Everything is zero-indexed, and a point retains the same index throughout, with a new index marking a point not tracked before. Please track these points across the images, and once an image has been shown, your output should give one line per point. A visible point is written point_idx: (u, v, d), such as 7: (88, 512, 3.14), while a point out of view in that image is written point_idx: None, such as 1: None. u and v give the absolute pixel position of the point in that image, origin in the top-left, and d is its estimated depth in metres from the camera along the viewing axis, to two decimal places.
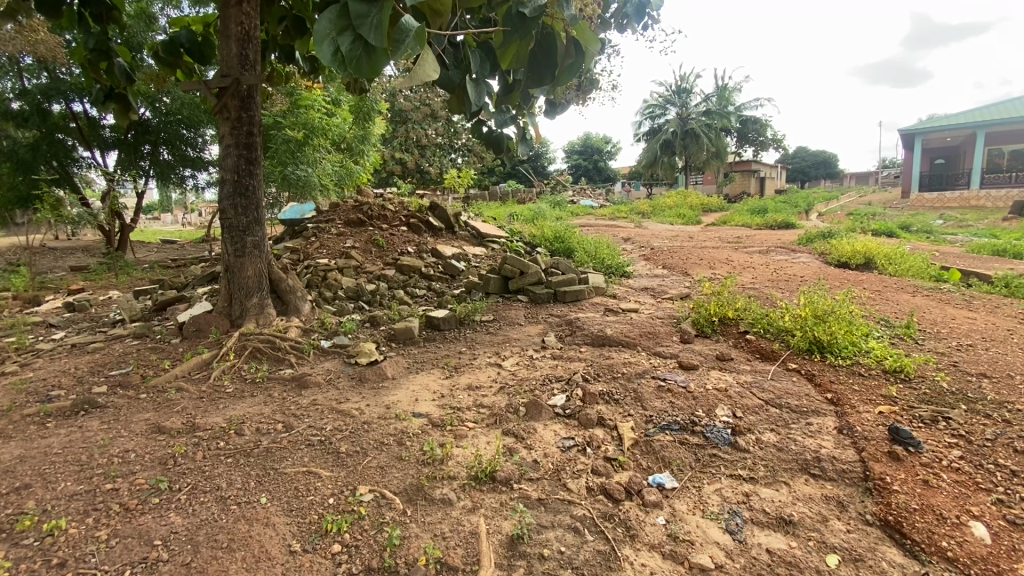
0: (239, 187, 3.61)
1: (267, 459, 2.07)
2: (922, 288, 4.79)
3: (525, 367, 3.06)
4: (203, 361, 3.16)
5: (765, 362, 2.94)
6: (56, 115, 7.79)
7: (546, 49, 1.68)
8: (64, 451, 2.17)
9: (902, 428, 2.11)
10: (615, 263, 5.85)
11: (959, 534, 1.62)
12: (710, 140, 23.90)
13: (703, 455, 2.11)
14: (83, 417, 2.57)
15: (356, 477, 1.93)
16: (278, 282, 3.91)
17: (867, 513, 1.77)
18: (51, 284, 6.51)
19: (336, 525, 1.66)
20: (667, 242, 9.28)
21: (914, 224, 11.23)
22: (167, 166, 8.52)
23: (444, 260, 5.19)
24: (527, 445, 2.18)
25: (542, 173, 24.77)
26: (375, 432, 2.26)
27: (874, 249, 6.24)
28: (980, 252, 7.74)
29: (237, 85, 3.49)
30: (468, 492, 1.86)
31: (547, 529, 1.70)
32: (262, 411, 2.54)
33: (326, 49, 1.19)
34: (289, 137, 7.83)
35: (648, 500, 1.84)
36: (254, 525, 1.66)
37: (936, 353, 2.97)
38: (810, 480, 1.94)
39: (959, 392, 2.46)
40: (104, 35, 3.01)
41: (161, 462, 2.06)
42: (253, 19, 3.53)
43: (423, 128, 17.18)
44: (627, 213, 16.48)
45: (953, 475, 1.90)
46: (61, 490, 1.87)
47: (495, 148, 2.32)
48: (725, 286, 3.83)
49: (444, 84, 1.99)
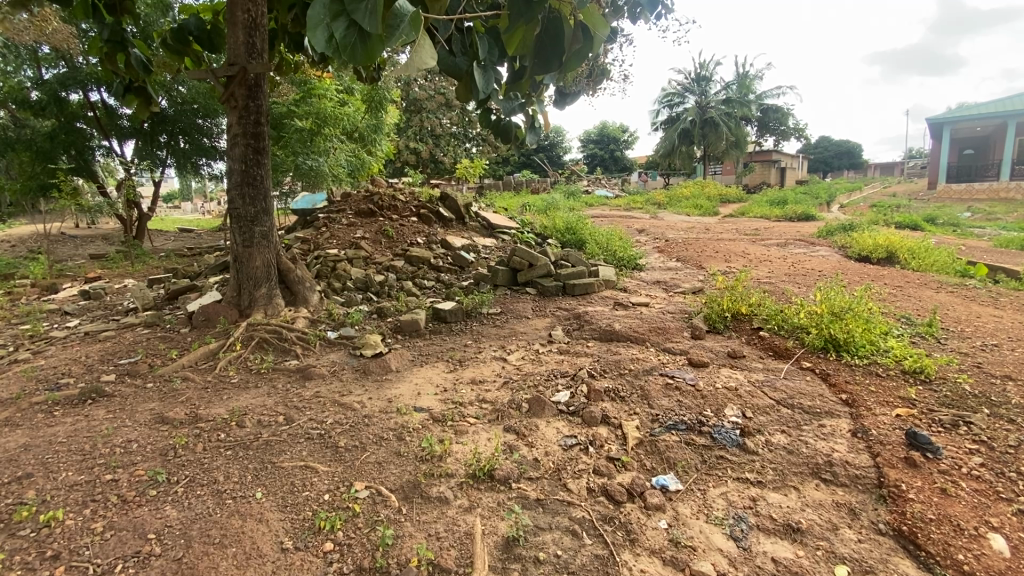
0: (247, 177, 3.59)
1: (266, 453, 2.05)
2: (946, 284, 4.61)
3: (531, 362, 3.02)
4: (210, 351, 3.17)
5: (778, 360, 2.85)
6: (73, 104, 7.88)
7: (553, 34, 1.59)
8: (68, 439, 2.20)
9: (920, 433, 2.02)
10: (627, 255, 5.75)
11: (977, 546, 1.53)
12: (730, 130, 23.35)
13: (710, 456, 2.04)
14: (89, 406, 2.60)
15: (353, 473, 1.90)
16: (287, 273, 3.92)
17: (880, 522, 1.69)
18: (69, 272, 6.65)
19: (329, 522, 1.65)
20: (683, 234, 9.13)
21: (940, 217, 10.83)
22: (182, 154, 8.56)
23: (453, 252, 5.14)
24: (528, 443, 2.13)
25: (557, 163, 24.53)
26: (376, 427, 2.24)
27: (897, 242, 6.05)
28: (1009, 246, 7.45)
29: (244, 73, 3.46)
30: (465, 490, 1.83)
31: (544, 531, 1.66)
32: (264, 402, 2.54)
33: (321, 36, 1.11)
34: (301, 127, 7.84)
35: (651, 503, 1.79)
36: (248, 521, 1.65)
37: (959, 353, 2.84)
38: (821, 485, 1.87)
39: (982, 395, 2.35)
40: (117, 25, 2.98)
41: (161, 454, 2.07)
42: (260, 7, 3.49)
43: (438, 118, 17.07)
44: (642, 204, 16.21)
45: (973, 483, 1.80)
46: (61, 480, 1.89)
47: (504, 137, 2.27)
48: (739, 280, 3.72)
49: (450, 72, 1.91)
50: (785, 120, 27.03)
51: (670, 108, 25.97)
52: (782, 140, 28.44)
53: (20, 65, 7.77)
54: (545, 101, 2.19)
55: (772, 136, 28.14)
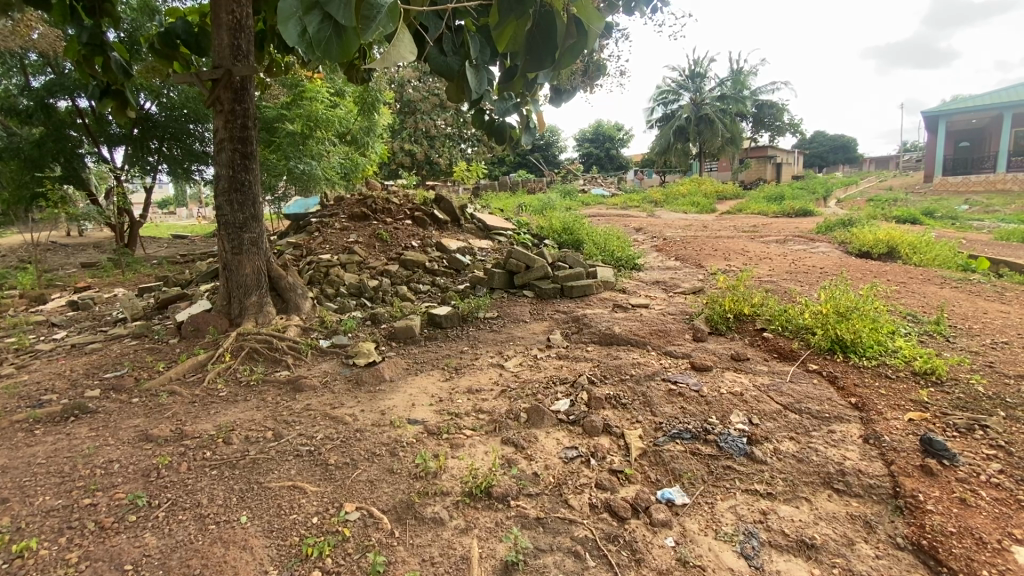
0: (235, 182, 3.49)
1: (252, 472, 1.96)
2: (950, 279, 4.55)
3: (529, 368, 2.93)
4: (198, 362, 3.08)
5: (784, 362, 2.77)
6: (62, 111, 7.79)
7: (546, 30, 1.47)
8: (47, 460, 2.10)
9: (935, 439, 1.94)
10: (625, 254, 5.68)
11: (1002, 561, 1.44)
12: (725, 125, 23.34)
13: (717, 467, 1.96)
14: (71, 424, 2.50)
15: (343, 493, 1.82)
16: (278, 280, 3.81)
17: (897, 536, 1.60)
18: (58, 282, 6.53)
19: (317, 548, 1.56)
20: (680, 232, 9.09)
21: (939, 210, 10.77)
22: (174, 160, 8.46)
23: (449, 255, 5.04)
24: (528, 456, 2.05)
25: (553, 163, 24.60)
26: (368, 441, 2.15)
27: (899, 237, 6.00)
28: (1010, 238, 7.38)
29: (230, 76, 3.35)
30: (462, 510, 1.74)
31: (545, 553, 1.58)
32: (254, 417, 2.44)
33: (292, 30, 1.04)
34: (292, 130, 7.73)
35: (656, 519, 1.70)
36: (231, 549, 1.56)
37: (970, 353, 2.75)
38: (834, 496, 1.79)
39: (997, 397, 2.26)
40: (97, 29, 2.87)
41: (143, 475, 1.97)
42: (245, 7, 3.37)
43: (432, 119, 16.91)
44: (638, 202, 16.18)
45: (993, 492, 1.72)
46: (37, 505, 1.80)
47: (499, 138, 2.19)
48: (740, 280, 3.62)
49: (442, 73, 1.82)
50: (780, 115, 27.03)
51: (664, 106, 25.93)
52: (778, 136, 28.41)
53: (8, 73, 7.68)
54: (539, 100, 2.11)
55: (768, 131, 28.17)
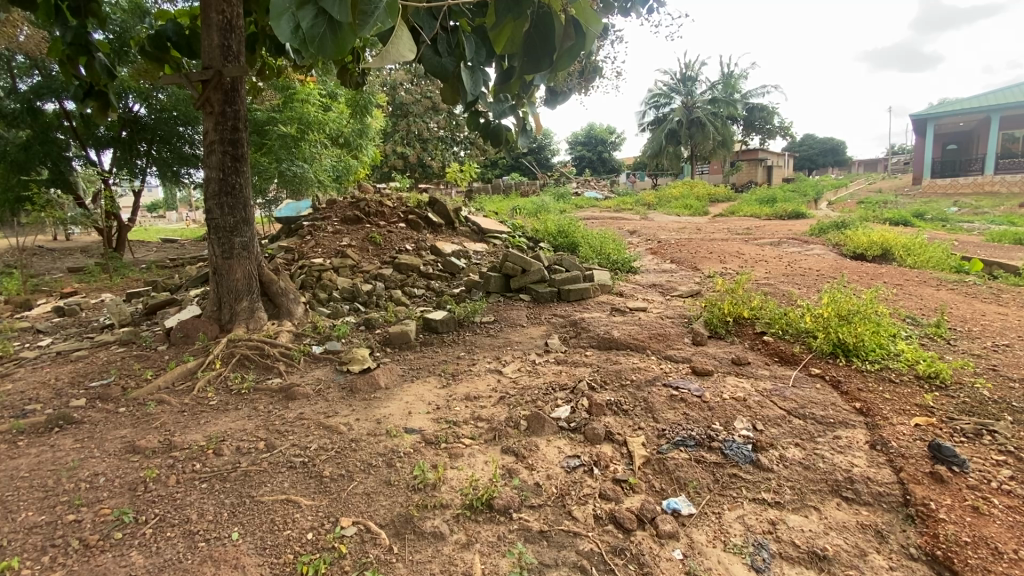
0: (225, 186, 3.41)
1: (244, 485, 1.89)
2: (946, 280, 4.56)
3: (527, 374, 2.88)
4: (188, 370, 2.99)
5: (785, 366, 2.74)
6: (48, 114, 7.64)
7: (543, 33, 1.42)
8: (31, 474, 2.02)
9: (944, 445, 1.91)
10: (621, 258, 5.64)
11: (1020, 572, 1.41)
12: (717, 128, 23.48)
13: (722, 475, 1.91)
14: (56, 435, 2.42)
15: (340, 507, 1.75)
16: (269, 284, 3.74)
17: (911, 546, 1.56)
18: (44, 287, 6.38)
19: (312, 567, 1.50)
20: (674, 234, 9.10)
21: (929, 211, 10.91)
22: (163, 163, 8.31)
23: (444, 258, 4.98)
24: (529, 465, 1.99)
25: (546, 165, 24.66)
26: (363, 452, 2.08)
27: (892, 239, 6.04)
28: (1001, 240, 7.45)
29: (220, 77, 3.27)
30: (462, 524, 1.68)
31: (550, 568, 1.52)
32: (245, 427, 2.37)
33: (285, 25, 0.97)
34: (284, 132, 7.61)
35: (664, 530, 1.65)
36: (222, 568, 1.49)
37: (972, 355, 2.74)
38: (843, 504, 1.75)
39: (1003, 401, 2.25)
40: (83, 29, 2.77)
41: (130, 489, 1.89)
42: (235, 7, 3.30)
43: (425, 121, 16.85)
44: (631, 205, 16.21)
45: (1005, 499, 1.69)
46: (20, 522, 1.72)
47: (494, 141, 2.13)
48: (739, 283, 3.58)
49: (437, 73, 1.76)
50: (770, 118, 27.25)
51: (656, 109, 26.07)
52: (769, 139, 28.64)
53: None
54: (536, 102, 2.05)
55: (759, 135, 28.39)
